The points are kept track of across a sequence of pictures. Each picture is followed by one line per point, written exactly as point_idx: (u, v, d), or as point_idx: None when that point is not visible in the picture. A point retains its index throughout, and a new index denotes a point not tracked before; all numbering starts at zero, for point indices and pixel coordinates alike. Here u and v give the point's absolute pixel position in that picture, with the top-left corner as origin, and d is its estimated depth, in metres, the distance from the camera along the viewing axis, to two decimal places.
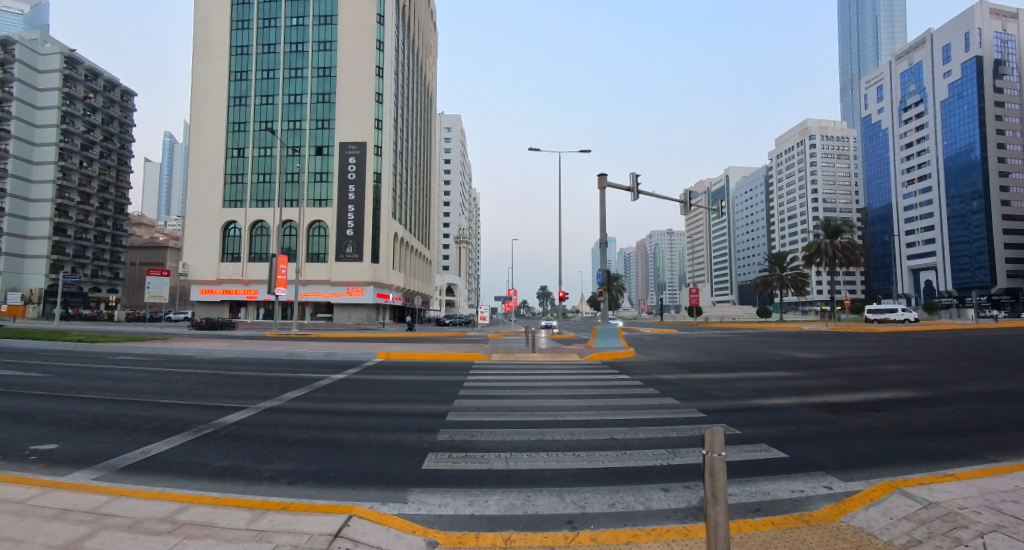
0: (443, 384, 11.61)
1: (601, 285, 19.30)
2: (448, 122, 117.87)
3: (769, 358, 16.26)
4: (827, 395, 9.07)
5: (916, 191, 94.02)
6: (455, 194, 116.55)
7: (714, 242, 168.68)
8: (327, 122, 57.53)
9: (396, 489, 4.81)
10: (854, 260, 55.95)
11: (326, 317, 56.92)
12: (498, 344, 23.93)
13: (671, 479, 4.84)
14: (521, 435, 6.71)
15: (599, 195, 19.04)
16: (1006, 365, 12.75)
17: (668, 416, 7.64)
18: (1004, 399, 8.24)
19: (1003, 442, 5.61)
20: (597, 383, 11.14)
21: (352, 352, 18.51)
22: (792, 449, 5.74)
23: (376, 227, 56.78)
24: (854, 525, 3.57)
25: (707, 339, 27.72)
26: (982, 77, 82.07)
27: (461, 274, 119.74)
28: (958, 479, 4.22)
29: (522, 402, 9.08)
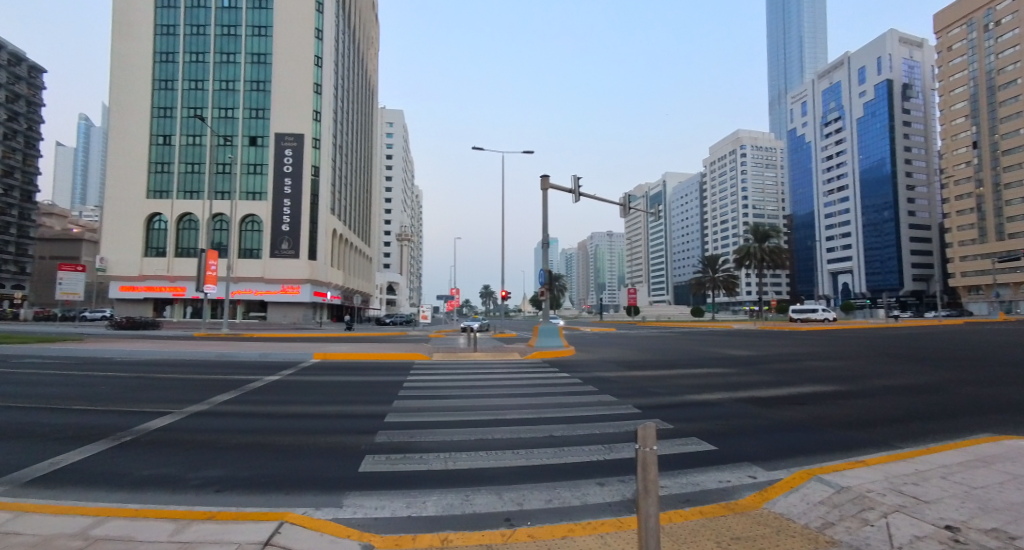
0: (384, 385, 11.26)
1: (544, 284, 19.45)
2: (390, 118, 114.29)
3: (707, 355, 17.17)
4: (758, 390, 9.75)
5: (836, 200, 103.73)
6: (397, 190, 113.27)
7: (652, 245, 176.63)
8: (263, 111, 54.28)
9: (332, 492, 4.59)
10: (780, 264, 60.37)
11: (258, 316, 53.54)
12: (440, 344, 23.54)
13: (609, 474, 4.95)
14: (464, 434, 6.62)
15: (542, 196, 19.16)
16: (908, 361, 14.28)
17: (607, 413, 7.86)
18: (908, 392, 9.19)
19: (906, 431, 6.26)
20: (538, 382, 11.19)
21: (282, 353, 17.36)
22: (722, 441, 6.09)
23: (314, 222, 54.23)
24: (776, 510, 3.80)
25: (646, 337, 28.80)
26: (893, 98, 91.17)
27: (402, 273, 116.82)
28: (867, 466, 4.62)
29: (463, 402, 8.95)
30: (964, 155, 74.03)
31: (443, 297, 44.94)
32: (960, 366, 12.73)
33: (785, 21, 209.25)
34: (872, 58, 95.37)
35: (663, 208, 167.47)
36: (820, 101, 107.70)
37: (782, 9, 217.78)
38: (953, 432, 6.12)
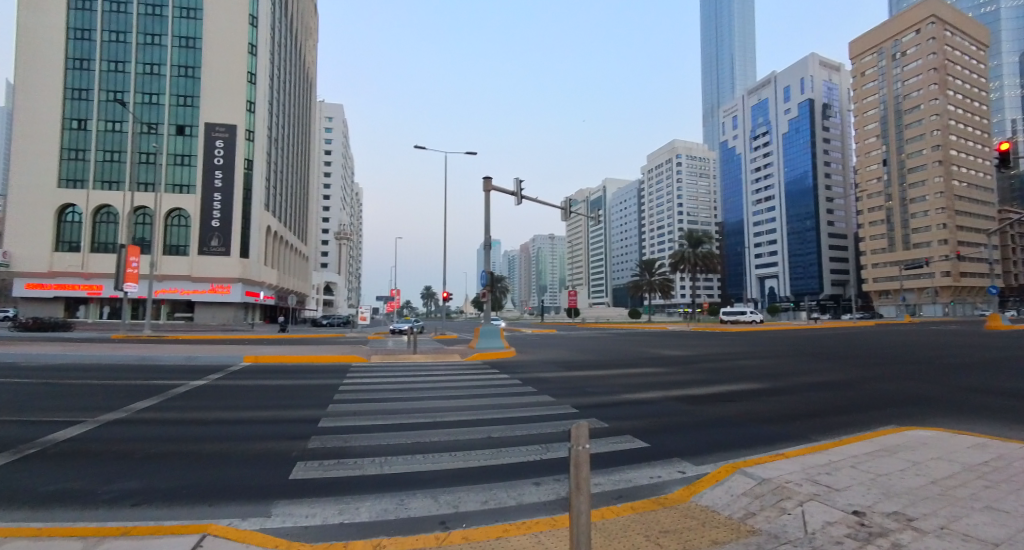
0: (319, 388, 10.69)
1: (486, 285, 19.42)
2: (329, 111, 109.29)
3: (643, 355, 17.91)
4: (690, 388, 10.28)
5: (764, 209, 111.99)
6: (336, 186, 108.49)
7: (592, 248, 182.04)
8: (191, 98, 50.04)
9: (259, 501, 4.24)
10: (712, 269, 63.99)
11: (185, 317, 49.25)
12: (380, 345, 22.82)
13: (545, 473, 4.98)
14: (401, 437, 6.42)
15: (485, 198, 19.10)
16: (820, 359, 15.65)
17: (548, 413, 7.98)
18: (821, 388, 10.06)
19: (819, 425, 6.84)
20: (479, 384, 11.13)
21: (209, 355, 16.04)
22: (654, 438, 6.33)
23: (246, 218, 50.66)
24: (703, 503, 3.99)
25: (587, 338, 29.54)
26: (814, 116, 99.92)
27: (341, 272, 112.03)
28: (786, 458, 4.98)
29: (403, 405, 8.70)
30: (875, 171, 82.60)
31: (383, 297, 43.81)
32: (864, 364, 14.13)
33: (717, 41, 223.17)
34: (797, 79, 104.12)
35: (603, 213, 173.02)
36: (750, 115, 115.92)
37: (715, 30, 231.97)
38: (861, 425, 6.74)
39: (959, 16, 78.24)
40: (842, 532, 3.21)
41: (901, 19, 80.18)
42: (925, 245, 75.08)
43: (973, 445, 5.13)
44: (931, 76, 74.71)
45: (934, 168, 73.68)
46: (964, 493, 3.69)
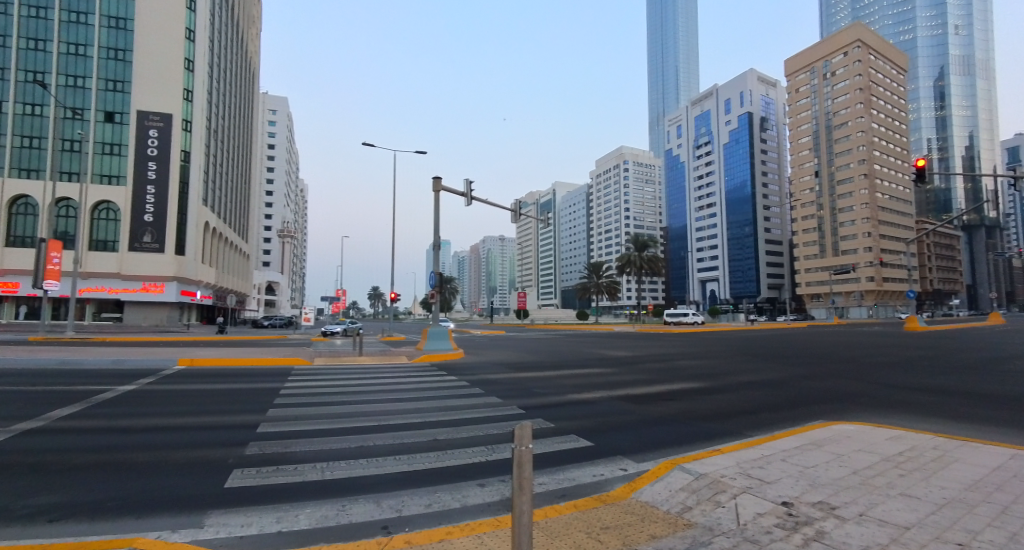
0: (256, 392, 10.05)
1: (434, 286, 19.11)
2: (273, 104, 103.76)
3: (590, 356, 18.35)
4: (634, 388, 10.61)
5: (706, 215, 118.09)
6: (279, 180, 103.41)
7: (542, 251, 184.62)
8: (121, 83, 45.91)
9: (189, 512, 3.90)
10: (657, 272, 66.49)
11: (114, 318, 45.24)
12: (324, 347, 21.92)
13: (490, 474, 4.91)
14: (344, 441, 6.16)
15: (435, 197, 18.83)
16: (755, 359, 16.64)
17: (496, 414, 7.92)
18: (755, 387, 10.68)
19: (752, 421, 7.22)
20: (427, 385, 10.93)
21: (135, 359, 14.73)
22: (598, 438, 6.44)
23: (183, 213, 46.88)
24: (642, 500, 4.08)
25: (535, 339, 29.83)
26: (752, 129, 106.58)
27: (284, 271, 106.46)
28: (722, 454, 5.22)
29: (348, 408, 8.35)
30: (808, 183, 88.91)
31: (328, 298, 42.24)
32: (793, 362, 15.18)
33: (663, 53, 232.38)
34: (736, 93, 110.68)
35: (553, 216, 175.84)
36: (693, 125, 121.96)
37: (661, 44, 242.04)
38: (789, 420, 7.20)
39: (881, 42, 85.76)
40: (771, 521, 3.40)
41: (829, 42, 86.94)
42: (853, 252, 81.83)
43: (888, 437, 5.61)
44: (857, 95, 81.55)
45: (860, 181, 80.34)
46: (880, 482, 4.02)
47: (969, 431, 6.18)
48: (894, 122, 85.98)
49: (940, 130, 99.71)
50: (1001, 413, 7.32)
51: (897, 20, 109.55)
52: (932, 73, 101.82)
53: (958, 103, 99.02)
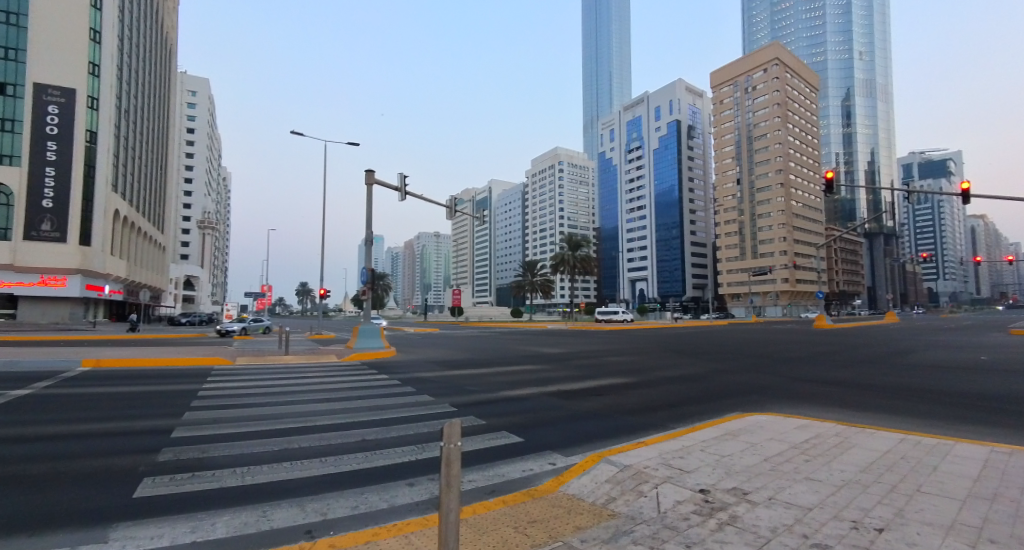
0: (164, 394, 9.07)
1: (365, 283, 18.38)
2: (192, 84, 94.99)
3: (525, 353, 18.57)
4: (567, 384, 10.88)
5: (636, 217, 123.85)
6: (199, 167, 94.38)
7: (477, 248, 184.10)
8: (14, 50, 39.58)
9: (81, 529, 3.40)
10: (590, 271, 68.38)
11: (6, 314, 39.56)
12: (245, 346, 20.41)
13: (419, 473, 4.76)
14: (267, 444, 5.72)
15: (367, 190, 18.10)
16: (680, 355, 17.62)
17: (427, 412, 7.75)
18: (679, 381, 11.30)
19: (676, 414, 7.62)
20: (358, 385, 10.50)
21: (19, 359, 12.83)
22: (529, 433, 6.50)
23: (88, 200, 41.55)
24: (570, 492, 4.14)
25: (469, 337, 29.67)
26: (679, 136, 113.32)
27: (206, 266, 97.26)
28: (646, 445, 5.46)
29: (271, 410, 7.78)
30: (731, 190, 95.89)
31: (251, 293, 39.43)
32: (712, 357, 16.30)
33: (597, 57, 239.66)
34: (666, 101, 116.71)
35: (489, 213, 176.05)
36: (624, 130, 127.31)
37: (595, 49, 249.23)
38: (707, 413, 7.69)
39: (796, 61, 93.92)
40: (690, 508, 3.57)
41: (750, 58, 94.41)
42: (770, 255, 89.10)
43: (797, 426, 6.14)
44: (775, 110, 88.99)
45: (777, 189, 87.78)
46: (787, 466, 4.38)
47: (860, 418, 6.95)
48: (807, 136, 94.40)
49: (846, 145, 112.93)
50: (885, 401, 8.34)
51: (810, 44, 120.97)
52: (840, 94, 113.82)
53: (862, 122, 111.92)
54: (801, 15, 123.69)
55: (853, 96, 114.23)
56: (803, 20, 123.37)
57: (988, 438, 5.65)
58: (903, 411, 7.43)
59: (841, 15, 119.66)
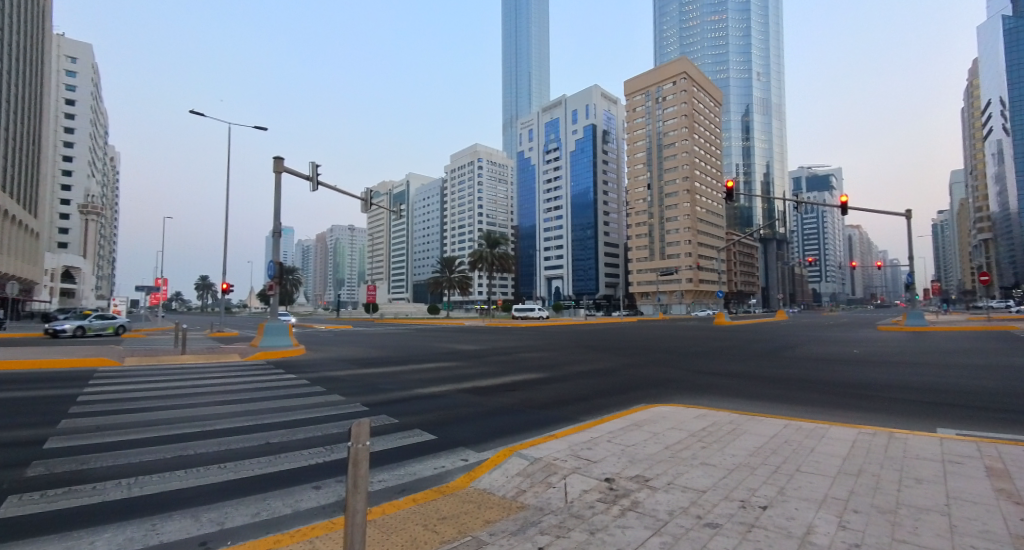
0: (28, 401, 7.92)
1: (273, 277, 17.28)
2: (72, 50, 84.53)
3: (442, 350, 18.48)
4: (482, 380, 10.91)
5: (552, 216, 127.41)
6: (82, 145, 83.63)
7: (394, 243, 179.79)
8: None
9: None
10: (507, 268, 68.77)
11: None
12: (129, 345, 18.48)
13: (327, 475, 4.54)
14: (160, 452, 5.20)
15: (275, 179, 17.05)
16: (592, 350, 18.41)
17: (336, 411, 7.44)
18: (592, 376, 11.76)
19: (586, 407, 7.89)
20: (262, 385, 9.79)
21: None
22: (442, 430, 6.43)
23: None
24: (479, 487, 4.13)
25: (381, 334, 28.81)
26: (594, 140, 118.14)
27: (89, 257, 86.63)
28: (557, 438, 5.60)
29: (162, 414, 7.04)
30: (641, 193, 101.72)
31: (143, 287, 35.92)
32: (622, 353, 17.14)
33: (519, 56, 242.70)
34: (583, 105, 120.95)
35: (407, 207, 172.31)
36: (544, 131, 130.36)
37: (517, 48, 252.49)
38: (616, 405, 8.04)
39: (701, 76, 101.00)
40: (595, 497, 3.70)
41: (661, 70, 99.92)
42: (676, 256, 95.05)
43: (695, 415, 6.60)
44: (682, 120, 95.58)
45: (683, 196, 94.11)
46: (685, 453, 4.71)
47: (751, 406, 7.63)
48: (709, 147, 102.16)
49: (745, 158, 123.24)
50: (770, 390, 9.26)
51: (715, 61, 130.92)
52: (741, 109, 124.36)
53: (759, 137, 122.95)
54: (708, 34, 133.66)
55: (751, 113, 125.19)
56: (710, 39, 133.25)
57: (851, 421, 6.46)
58: (784, 399, 8.25)
59: (741, 37, 130.81)
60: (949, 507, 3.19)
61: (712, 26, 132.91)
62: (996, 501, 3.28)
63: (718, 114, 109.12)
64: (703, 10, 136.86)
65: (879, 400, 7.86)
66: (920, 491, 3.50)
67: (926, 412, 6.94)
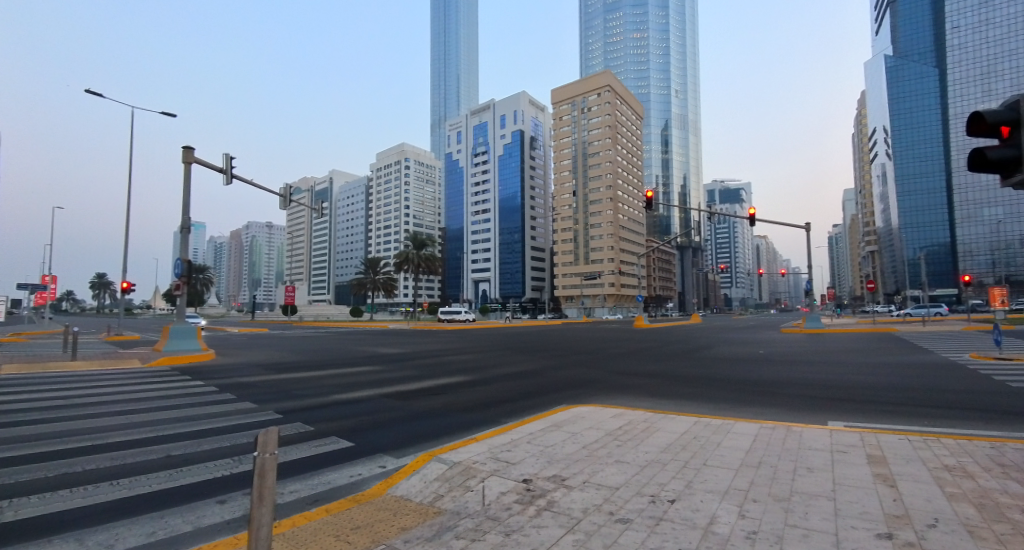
0: None
1: (181, 277, 16.02)
2: None
3: (364, 354, 17.96)
4: (404, 384, 10.69)
5: (480, 220, 127.91)
6: None
7: (316, 242, 172.08)
8: None
9: None
10: (433, 271, 67.54)
11: None
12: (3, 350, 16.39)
13: (232, 490, 4.26)
14: (40, 471, 4.63)
15: (184, 170, 15.84)
16: (518, 352, 18.65)
17: (245, 420, 6.99)
18: (516, 377, 11.91)
19: (507, 410, 7.94)
20: (166, 393, 9.01)
21: None
22: (358, 437, 6.23)
23: None
24: (396, 494, 4.03)
25: (300, 337, 27.60)
26: (521, 145, 119.81)
27: None
28: (477, 441, 5.58)
29: (36, 427, 6.25)
30: (566, 200, 104.62)
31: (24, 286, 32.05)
32: (546, 355, 17.53)
33: (448, 57, 241.01)
34: (510, 110, 122.34)
35: (329, 206, 165.03)
36: (471, 134, 130.18)
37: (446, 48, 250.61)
38: (537, 407, 8.18)
39: (625, 90, 105.19)
40: (512, 498, 3.73)
41: (586, 82, 103.26)
42: (600, 261, 99.00)
43: (611, 415, 6.84)
44: (606, 131, 99.37)
45: (605, 203, 98.35)
46: (601, 452, 4.90)
47: (666, 405, 8.08)
48: (630, 157, 107.27)
49: (664, 169, 130.79)
50: (682, 389, 9.87)
51: (637, 76, 137.67)
52: (660, 123, 132.20)
53: (677, 151, 131.40)
54: (630, 49, 140.26)
55: (670, 127, 133.09)
56: (632, 55, 139.80)
57: (755, 416, 6.99)
58: (693, 396, 8.78)
59: (661, 56, 138.42)
60: (833, 492, 3.54)
61: (635, 43, 139.71)
62: (871, 484, 3.70)
63: (639, 126, 114.64)
64: (626, 27, 143.06)
65: (777, 396, 8.64)
66: (810, 479, 3.87)
67: (814, 405, 7.70)
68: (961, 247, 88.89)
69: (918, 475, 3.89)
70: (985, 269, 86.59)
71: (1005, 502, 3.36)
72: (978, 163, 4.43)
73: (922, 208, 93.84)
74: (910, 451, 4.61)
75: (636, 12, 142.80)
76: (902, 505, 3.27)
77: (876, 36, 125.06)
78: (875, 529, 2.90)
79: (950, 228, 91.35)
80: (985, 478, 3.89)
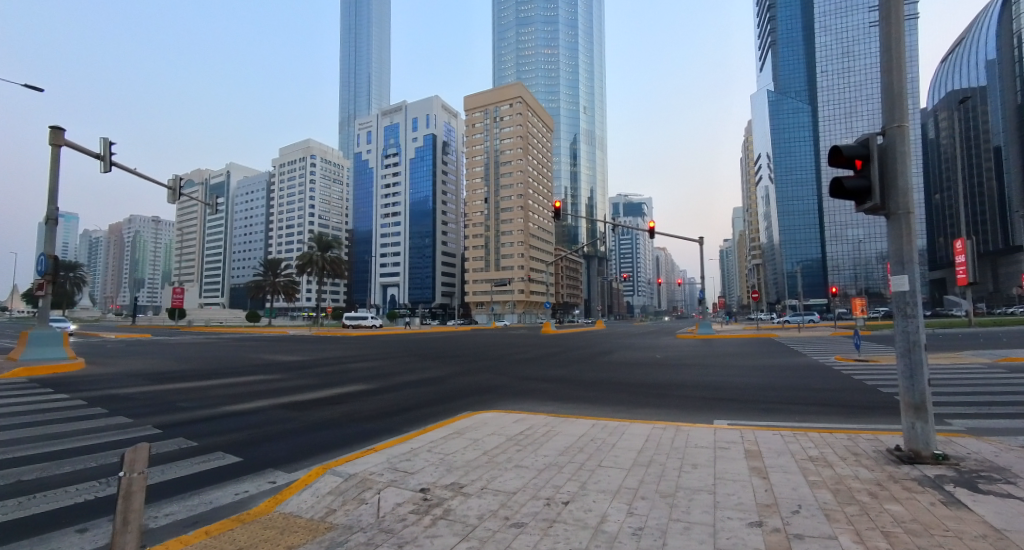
0: None
1: (44, 274, 14.13)
2: None
3: (262, 361, 16.92)
4: (303, 393, 10.14)
5: (390, 222, 124.80)
6: None
7: (209, 239, 158.17)
8: None
9: None
10: (340, 273, 64.75)
11: None
12: None
13: (99, 514, 3.85)
14: None
15: (52, 154, 14.05)
16: (429, 358, 18.55)
17: (115, 436, 6.30)
18: (424, 385, 11.77)
19: (409, 418, 7.84)
20: (17, 408, 7.83)
21: None
22: (248, 451, 5.86)
23: None
24: (285, 510, 3.84)
25: (187, 344, 25.33)
26: (434, 149, 118.76)
27: None
28: (376, 452, 5.42)
29: None
30: (478, 206, 105.07)
31: None
32: (457, 361, 17.49)
33: (357, 54, 233.13)
34: (423, 113, 120.74)
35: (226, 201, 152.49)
36: (382, 134, 126.65)
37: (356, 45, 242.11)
38: (442, 414, 8.14)
39: (535, 102, 107.97)
40: (408, 509, 3.68)
41: (498, 91, 104.05)
42: (511, 268, 100.42)
43: (515, 420, 6.96)
44: (518, 141, 101.24)
45: (517, 212, 100.37)
46: (502, 458, 4.97)
47: (570, 409, 8.39)
48: (540, 168, 110.65)
49: (573, 181, 136.19)
50: (584, 393, 10.27)
51: (548, 90, 141.88)
52: (569, 137, 137.37)
53: (585, 165, 137.44)
54: (542, 63, 143.67)
55: (578, 142, 138.67)
56: (544, 69, 142.98)
57: (647, 417, 7.44)
58: (594, 400, 9.19)
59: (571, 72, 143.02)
60: (713, 485, 3.87)
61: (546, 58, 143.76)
62: (748, 477, 4.07)
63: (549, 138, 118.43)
64: (537, 42, 146.34)
65: (670, 398, 9.29)
66: (695, 473, 4.19)
67: (699, 406, 8.34)
68: (831, 262, 99.30)
69: (786, 467, 4.35)
70: (849, 282, 97.81)
71: (856, 486, 3.84)
72: (837, 190, 5.16)
73: (797, 227, 104.73)
74: (779, 445, 5.14)
75: (548, 28, 146.38)
76: (773, 494, 3.64)
77: (760, 72, 138.44)
78: (745, 518, 3.21)
79: (821, 245, 102.07)
80: (839, 465, 4.45)
